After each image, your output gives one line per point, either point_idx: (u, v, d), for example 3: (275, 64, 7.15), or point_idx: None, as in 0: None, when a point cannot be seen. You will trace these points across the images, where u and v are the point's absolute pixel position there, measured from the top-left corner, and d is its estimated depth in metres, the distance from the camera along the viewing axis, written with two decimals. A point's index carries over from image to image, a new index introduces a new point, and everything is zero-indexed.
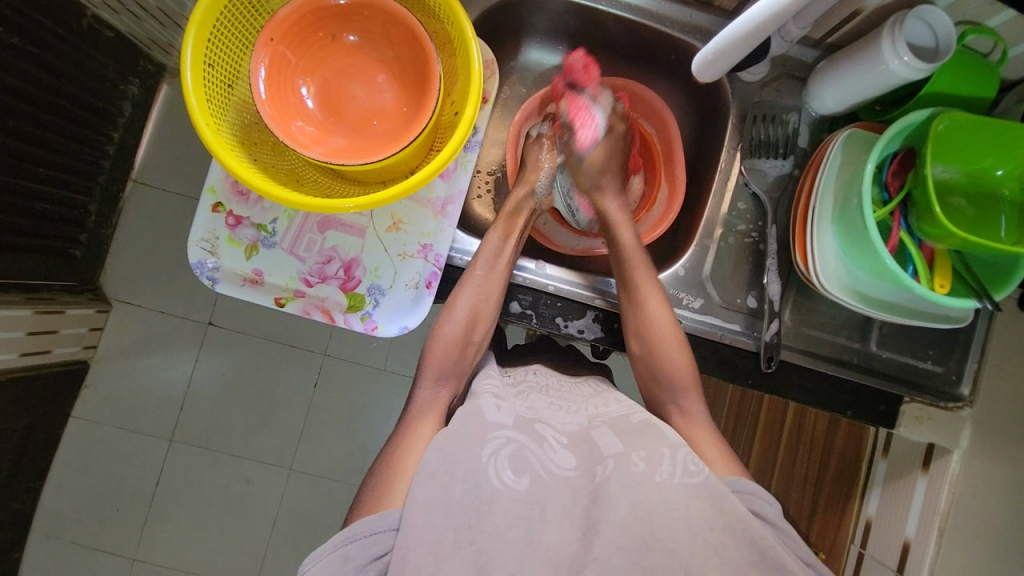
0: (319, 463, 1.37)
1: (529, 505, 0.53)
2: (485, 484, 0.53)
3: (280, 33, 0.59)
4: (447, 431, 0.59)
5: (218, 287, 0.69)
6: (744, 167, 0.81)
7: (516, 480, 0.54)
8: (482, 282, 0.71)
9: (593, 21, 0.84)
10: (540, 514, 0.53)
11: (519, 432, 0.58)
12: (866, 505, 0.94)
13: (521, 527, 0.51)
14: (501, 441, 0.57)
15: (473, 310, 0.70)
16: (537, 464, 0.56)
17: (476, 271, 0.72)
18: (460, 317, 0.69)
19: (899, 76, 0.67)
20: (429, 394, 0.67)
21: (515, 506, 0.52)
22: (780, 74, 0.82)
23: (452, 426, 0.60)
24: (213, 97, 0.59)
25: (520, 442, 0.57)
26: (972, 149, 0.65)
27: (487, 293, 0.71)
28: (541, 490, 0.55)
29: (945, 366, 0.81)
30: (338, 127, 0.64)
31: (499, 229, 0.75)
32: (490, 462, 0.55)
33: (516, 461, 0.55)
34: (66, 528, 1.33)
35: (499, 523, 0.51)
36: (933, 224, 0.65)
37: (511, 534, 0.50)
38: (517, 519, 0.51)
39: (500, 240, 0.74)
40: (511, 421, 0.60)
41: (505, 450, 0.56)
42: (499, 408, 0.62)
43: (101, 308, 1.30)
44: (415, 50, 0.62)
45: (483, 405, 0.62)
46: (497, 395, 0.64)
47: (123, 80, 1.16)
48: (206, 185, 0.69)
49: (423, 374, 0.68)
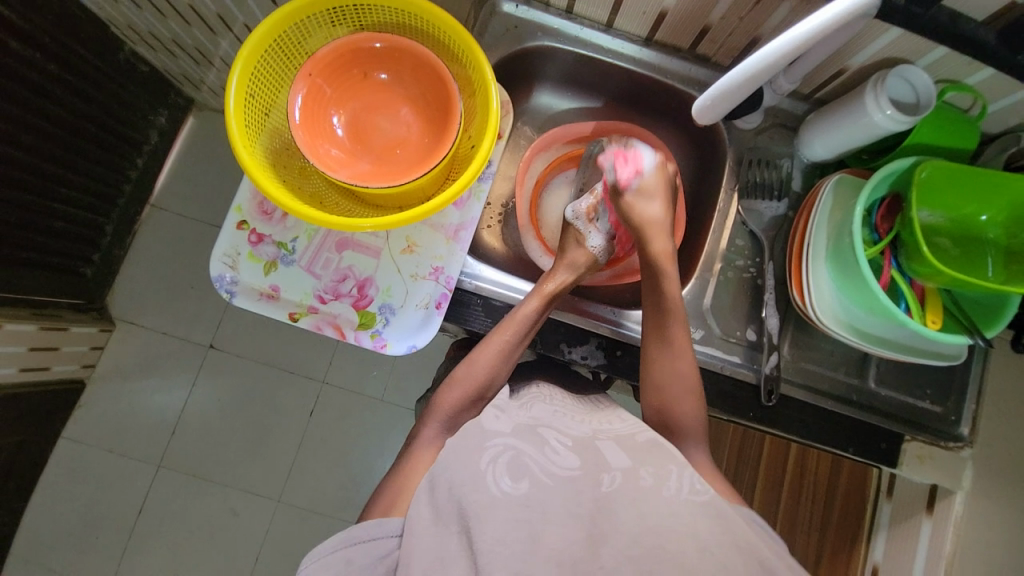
0: (309, 496, 1.33)
1: (529, 509, 0.53)
2: (483, 490, 0.54)
3: (319, 68, 0.65)
4: (448, 444, 0.61)
5: (235, 300, 0.72)
6: (741, 207, 0.85)
7: (514, 485, 0.55)
8: (510, 348, 0.72)
9: (600, 71, 0.91)
10: (541, 517, 0.53)
11: (518, 439, 0.59)
12: (873, 551, 0.92)
13: (522, 528, 0.52)
14: (499, 448, 0.58)
15: (493, 372, 0.71)
16: (538, 470, 0.57)
17: (505, 335, 0.73)
18: (477, 374, 0.70)
19: (884, 127, 0.73)
20: (432, 434, 0.68)
21: (514, 511, 0.53)
22: (773, 124, 0.88)
23: (454, 438, 0.61)
24: (251, 123, 0.64)
25: (518, 449, 0.59)
26: (956, 196, 0.70)
27: (506, 358, 0.72)
28: (541, 494, 0.55)
29: (944, 406, 0.82)
30: (363, 155, 0.69)
31: (535, 298, 0.75)
32: (488, 470, 0.56)
33: (514, 468, 0.56)
34: (41, 555, 1.28)
35: (498, 529, 0.51)
36: (922, 262, 0.68)
37: (511, 538, 0.51)
38: (517, 523, 0.52)
39: (535, 312, 0.74)
40: (510, 429, 0.61)
41: (503, 458, 0.57)
42: (498, 418, 0.64)
43: (104, 326, 1.31)
44: (439, 89, 0.68)
45: (483, 417, 0.64)
46: (499, 406, 0.67)
47: (153, 111, 1.24)
48: (233, 204, 0.73)
49: (430, 416, 0.69)
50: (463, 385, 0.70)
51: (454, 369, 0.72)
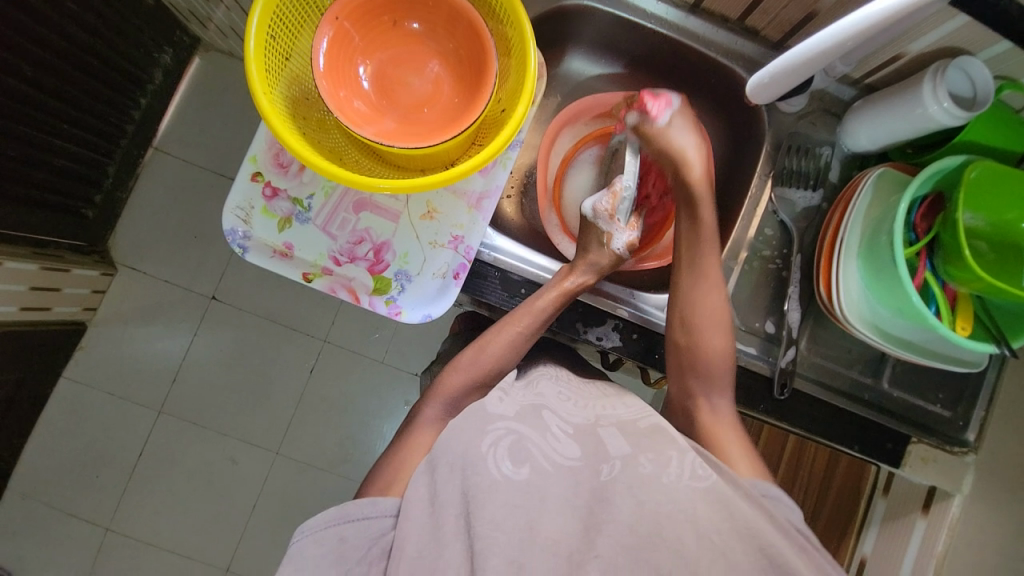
0: (307, 451, 1.35)
1: (528, 495, 0.53)
2: (483, 473, 0.54)
3: (346, 12, 0.60)
4: (450, 425, 0.61)
5: (248, 256, 0.69)
6: (774, 195, 0.82)
7: (516, 470, 0.55)
8: (519, 340, 0.72)
9: (638, 37, 0.86)
10: (539, 505, 0.53)
11: (519, 423, 0.59)
12: (863, 543, 0.95)
13: (519, 516, 0.52)
14: (501, 432, 0.58)
15: (501, 360, 0.71)
16: (539, 454, 0.57)
17: (519, 326, 0.72)
18: (484, 364, 0.70)
19: (937, 122, 0.69)
20: (434, 412, 0.68)
21: (513, 497, 0.53)
22: (816, 108, 0.83)
23: (455, 420, 0.61)
24: (270, 67, 0.60)
25: (521, 433, 0.58)
26: (999, 200, 0.67)
27: (517, 349, 0.72)
28: (541, 480, 0.55)
29: (953, 412, 0.82)
30: (388, 111, 0.65)
31: (554, 291, 0.74)
32: (490, 453, 0.56)
33: (515, 451, 0.56)
34: (43, 490, 1.30)
35: (495, 513, 0.51)
36: (960, 267, 0.66)
37: (509, 523, 0.51)
38: (516, 509, 0.52)
39: (551, 308, 0.73)
40: (513, 413, 0.61)
41: (505, 441, 0.57)
42: (501, 401, 0.63)
43: (106, 271, 1.29)
44: (474, 45, 0.63)
45: (486, 398, 0.64)
46: (502, 390, 0.66)
47: (158, 48, 1.17)
48: (248, 154, 0.69)
49: (432, 395, 0.69)
50: (467, 371, 0.70)
51: (462, 354, 0.72)
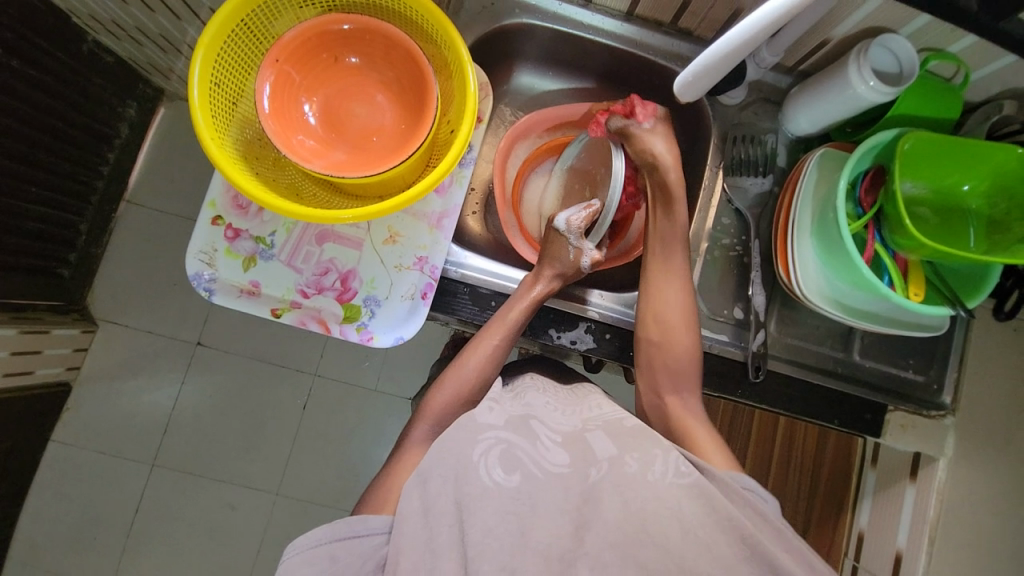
0: (306, 488, 1.34)
1: (518, 501, 0.54)
2: (474, 482, 0.54)
3: (286, 54, 0.62)
4: (442, 436, 0.60)
5: (215, 298, 0.70)
6: (727, 184, 0.85)
7: (506, 477, 0.55)
8: (499, 350, 0.73)
9: (581, 48, 0.89)
10: (530, 510, 0.53)
11: (509, 433, 0.59)
12: (858, 517, 0.95)
13: (510, 522, 0.52)
14: (491, 442, 0.58)
15: (482, 373, 0.72)
16: (529, 462, 0.57)
17: (496, 337, 0.73)
18: (468, 381, 0.71)
19: (867, 100, 0.72)
20: (425, 432, 0.68)
21: (504, 503, 0.53)
22: (757, 98, 0.86)
23: (447, 433, 0.60)
24: (218, 114, 0.62)
25: (511, 442, 0.58)
26: (939, 167, 0.70)
27: (498, 361, 0.73)
28: (531, 486, 0.55)
29: (927, 375, 0.83)
30: (338, 143, 0.66)
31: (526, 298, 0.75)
32: (481, 462, 0.56)
33: (506, 460, 0.56)
34: (39, 558, 1.27)
35: (488, 520, 0.52)
36: (905, 236, 0.68)
37: (500, 529, 0.51)
38: (507, 515, 0.52)
39: (525, 315, 0.74)
40: (502, 421, 0.61)
41: (495, 450, 0.57)
42: (491, 410, 0.63)
43: (87, 328, 1.28)
44: (414, 71, 0.65)
45: (476, 409, 0.63)
46: (493, 399, 0.66)
47: (122, 103, 1.19)
48: (206, 199, 0.70)
49: (420, 418, 0.70)
50: (450, 390, 0.71)
51: (439, 379, 0.72)
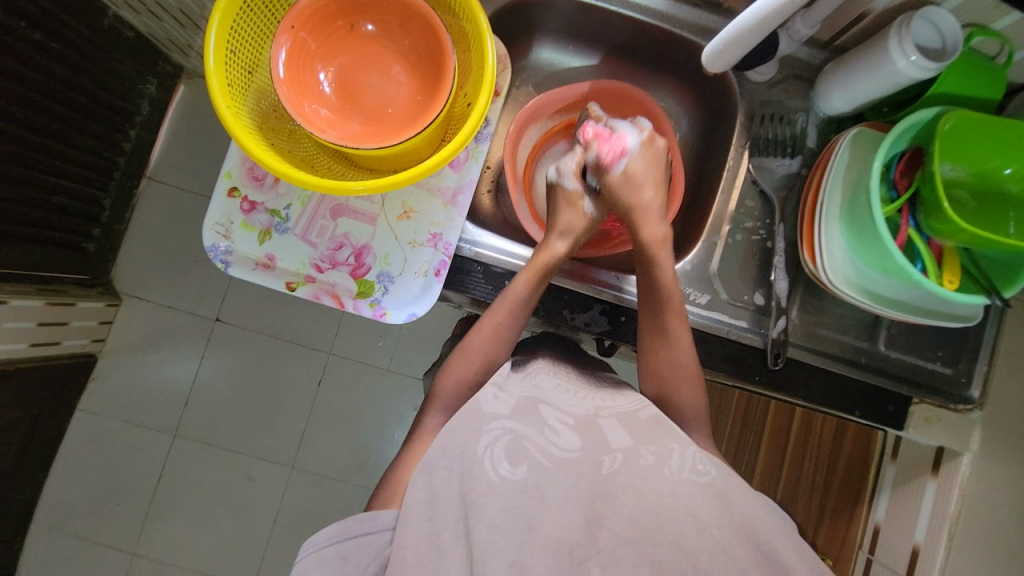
0: (320, 463, 1.37)
1: (526, 494, 0.53)
2: (481, 476, 0.54)
3: (301, 20, 0.61)
4: (448, 426, 0.60)
5: (231, 270, 0.70)
6: (752, 165, 0.81)
7: (512, 470, 0.54)
8: (504, 328, 0.71)
9: (603, 20, 0.86)
10: (539, 500, 0.53)
11: (517, 422, 0.58)
12: (875, 511, 0.92)
13: (518, 517, 0.51)
14: (497, 432, 0.57)
15: (488, 352, 0.70)
16: (537, 452, 0.56)
17: (498, 315, 0.71)
18: (474, 362, 0.70)
19: (907, 76, 0.68)
20: (431, 424, 0.67)
21: (512, 496, 0.52)
22: (788, 75, 0.83)
23: (453, 423, 0.60)
24: (234, 83, 0.61)
25: (518, 432, 0.58)
26: (979, 151, 0.66)
27: (502, 340, 0.71)
28: (539, 477, 0.54)
29: (955, 368, 0.80)
30: (353, 114, 0.65)
31: (527, 275, 0.73)
32: (486, 455, 0.55)
33: (512, 451, 0.56)
34: (67, 521, 1.33)
35: (495, 515, 0.51)
36: (943, 220, 0.65)
37: (508, 525, 0.51)
38: (515, 510, 0.52)
39: (526, 290, 0.72)
40: (508, 411, 0.60)
41: (502, 441, 0.56)
42: (496, 399, 0.62)
43: (111, 301, 1.31)
44: (431, 40, 0.63)
45: (481, 397, 0.62)
46: (498, 386, 0.65)
47: (142, 80, 1.19)
48: (223, 170, 0.70)
49: (430, 404, 0.69)
50: (457, 377, 0.69)
51: (448, 362, 0.71)
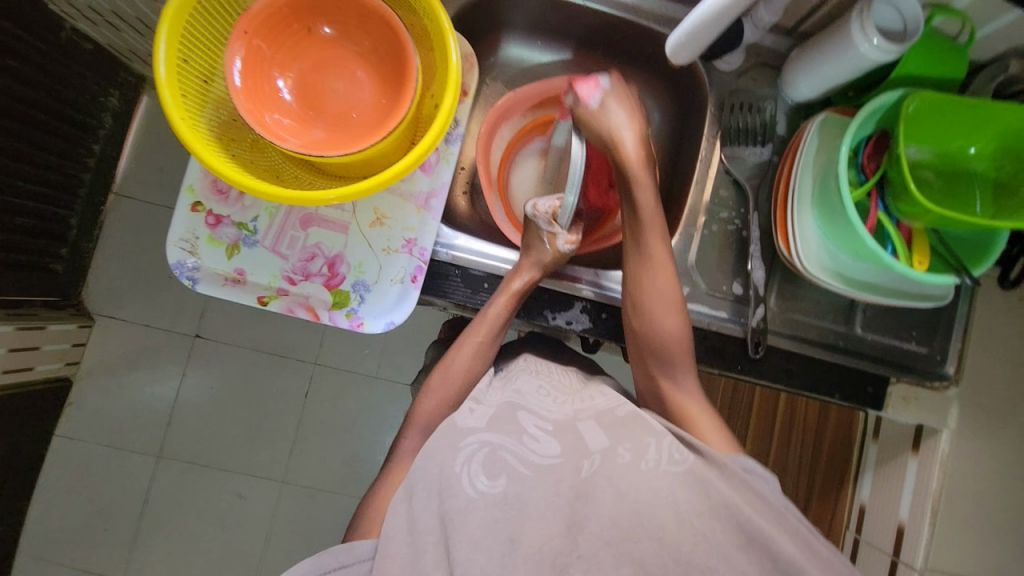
0: (311, 475, 1.34)
1: (507, 507, 0.53)
2: (459, 494, 0.53)
3: (256, 26, 0.59)
4: (424, 447, 0.59)
5: (199, 287, 0.68)
6: (725, 155, 0.82)
7: (491, 484, 0.54)
8: (485, 347, 0.71)
9: (570, 15, 0.85)
10: (519, 512, 0.53)
11: (494, 434, 0.57)
12: (860, 491, 0.95)
13: (499, 530, 0.52)
14: (474, 447, 0.56)
15: (470, 368, 0.70)
16: (514, 463, 0.55)
17: (479, 334, 0.71)
18: (453, 380, 0.69)
19: (870, 60, 0.68)
20: (413, 442, 0.67)
21: (492, 512, 0.52)
22: (755, 64, 0.83)
23: (428, 442, 0.59)
24: (189, 94, 0.59)
25: (495, 444, 0.57)
26: (943, 131, 0.67)
27: (483, 358, 0.72)
28: (518, 489, 0.54)
29: (930, 347, 0.82)
30: (316, 120, 0.64)
31: (505, 295, 0.72)
32: (464, 472, 0.55)
33: (490, 466, 0.55)
34: (51, 552, 1.29)
35: (474, 533, 0.51)
36: (909, 203, 0.66)
37: (488, 541, 0.51)
38: (495, 524, 0.52)
39: (504, 313, 0.72)
40: (485, 423, 0.59)
41: (478, 457, 0.56)
42: (472, 412, 0.61)
43: (84, 323, 1.27)
44: (392, 40, 0.62)
45: (456, 412, 0.61)
46: (474, 399, 0.64)
47: (104, 92, 1.15)
48: (185, 184, 0.68)
49: (410, 424, 0.68)
50: (439, 388, 0.69)
51: (427, 382, 0.70)
